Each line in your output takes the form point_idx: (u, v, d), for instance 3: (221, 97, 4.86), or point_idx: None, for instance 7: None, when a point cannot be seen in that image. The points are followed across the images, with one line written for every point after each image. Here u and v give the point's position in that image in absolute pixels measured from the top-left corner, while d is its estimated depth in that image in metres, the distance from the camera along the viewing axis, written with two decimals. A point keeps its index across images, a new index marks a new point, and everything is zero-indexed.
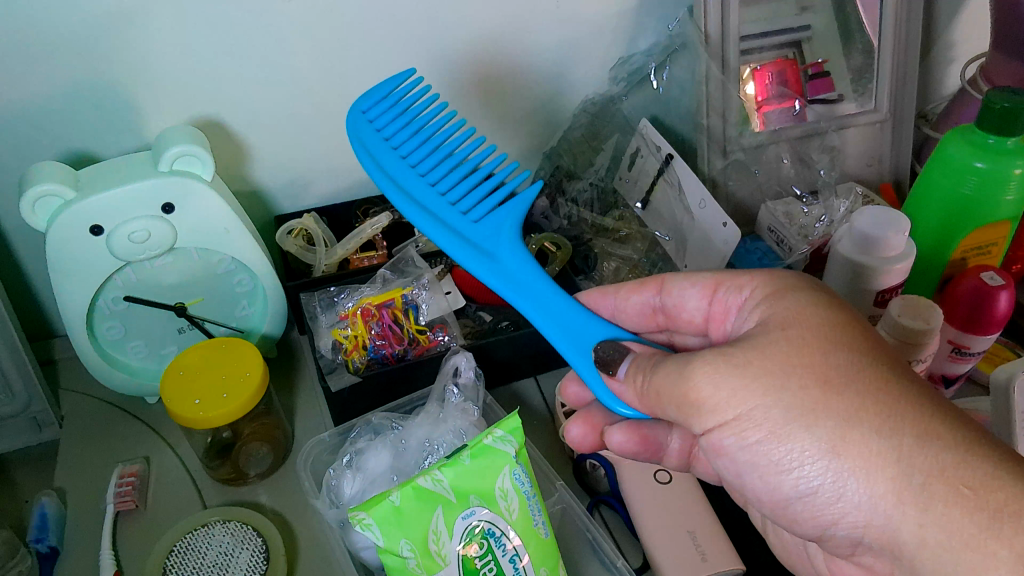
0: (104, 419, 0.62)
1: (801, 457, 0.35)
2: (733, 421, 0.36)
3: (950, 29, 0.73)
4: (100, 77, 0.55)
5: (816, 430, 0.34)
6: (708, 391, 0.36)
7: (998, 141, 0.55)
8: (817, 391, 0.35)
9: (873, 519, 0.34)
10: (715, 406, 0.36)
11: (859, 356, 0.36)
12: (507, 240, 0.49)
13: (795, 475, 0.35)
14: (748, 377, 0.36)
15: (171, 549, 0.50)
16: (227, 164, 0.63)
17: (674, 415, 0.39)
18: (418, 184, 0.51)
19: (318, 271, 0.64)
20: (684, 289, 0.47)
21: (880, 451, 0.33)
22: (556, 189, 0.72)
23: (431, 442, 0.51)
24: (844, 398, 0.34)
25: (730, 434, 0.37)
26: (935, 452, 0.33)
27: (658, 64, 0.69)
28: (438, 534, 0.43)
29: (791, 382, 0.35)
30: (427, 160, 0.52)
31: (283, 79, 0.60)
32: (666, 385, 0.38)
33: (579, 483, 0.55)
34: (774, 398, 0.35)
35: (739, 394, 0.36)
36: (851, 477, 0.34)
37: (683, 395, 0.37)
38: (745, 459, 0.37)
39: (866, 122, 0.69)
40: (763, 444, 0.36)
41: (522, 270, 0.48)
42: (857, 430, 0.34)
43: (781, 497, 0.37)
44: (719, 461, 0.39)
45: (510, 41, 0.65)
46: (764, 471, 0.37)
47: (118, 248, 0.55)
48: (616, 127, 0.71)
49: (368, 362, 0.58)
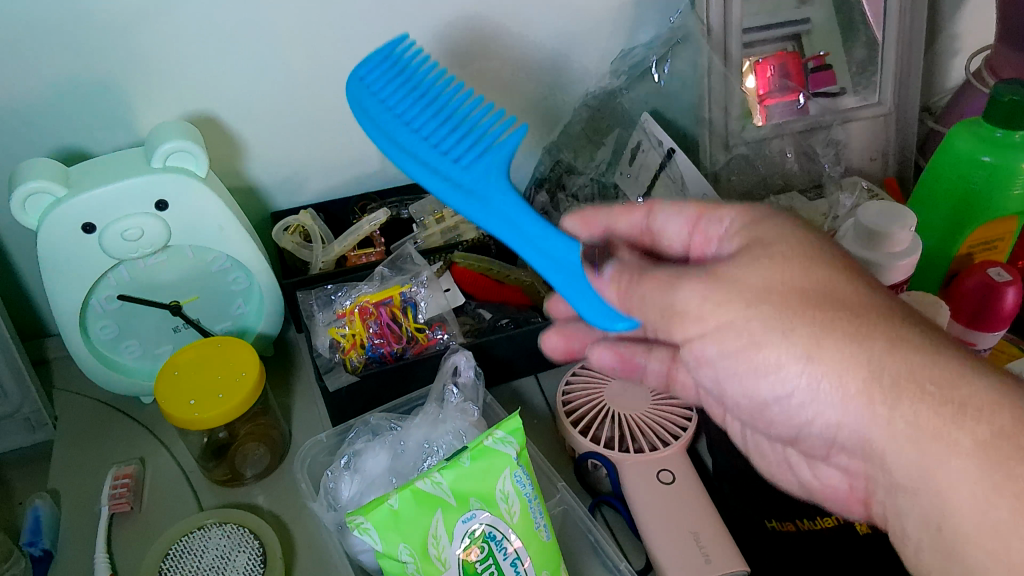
0: (99, 419, 0.61)
1: (776, 359, 0.34)
2: (714, 330, 0.36)
3: (955, 22, 0.72)
4: (89, 72, 0.54)
5: (792, 336, 0.34)
6: (693, 300, 0.36)
7: (1005, 135, 0.54)
8: (796, 301, 0.34)
9: (847, 420, 0.34)
10: (697, 315, 0.36)
11: (847, 279, 0.35)
12: (498, 182, 0.43)
13: (774, 378, 0.35)
14: (731, 292, 0.35)
15: (166, 552, 0.50)
16: (222, 162, 0.62)
17: (655, 321, 0.39)
18: (405, 134, 0.45)
19: (315, 268, 0.64)
20: (666, 217, 0.46)
21: (854, 357, 0.33)
22: (556, 184, 0.69)
23: (430, 445, 0.50)
24: (822, 310, 0.34)
25: (711, 343, 0.37)
26: (908, 357, 0.32)
27: (659, 57, 0.67)
28: (438, 538, 0.42)
29: (769, 293, 0.35)
30: (415, 106, 0.46)
31: (278, 73, 0.59)
32: (653, 293, 0.38)
33: (580, 484, 0.54)
34: (754, 310, 0.35)
35: (722, 305, 0.35)
36: (825, 379, 0.33)
37: (668, 306, 0.37)
38: (724, 365, 0.37)
39: (870, 116, 0.68)
40: (741, 351, 0.36)
41: (514, 209, 0.42)
42: (831, 336, 0.33)
43: (761, 399, 0.37)
44: (701, 369, 0.39)
45: (509, 33, 0.64)
46: (744, 377, 0.37)
47: (110, 246, 0.54)
48: (617, 121, 0.69)
49: (366, 361, 0.57)
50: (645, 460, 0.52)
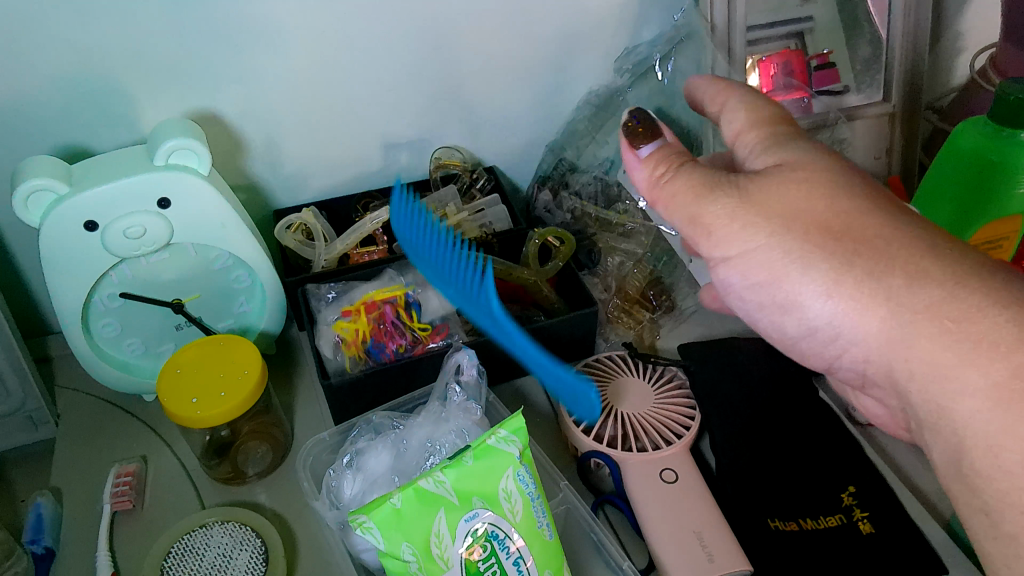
0: (102, 416, 0.61)
1: (801, 291, 0.40)
2: (738, 255, 0.42)
3: (961, 19, 0.71)
4: (93, 70, 0.54)
5: (812, 272, 0.39)
6: (721, 218, 0.41)
7: (1011, 134, 0.53)
8: (817, 237, 0.39)
9: (869, 355, 0.39)
10: (723, 238, 0.42)
11: (868, 215, 0.38)
12: (490, 296, 0.47)
13: (798, 315, 0.42)
14: (760, 219, 0.40)
15: (168, 550, 0.50)
16: (224, 159, 0.62)
17: (682, 226, 0.44)
18: (425, 249, 0.53)
19: (318, 267, 0.63)
20: (729, 107, 0.46)
21: (870, 293, 0.37)
22: (559, 182, 0.71)
23: (433, 443, 0.50)
24: (839, 244, 0.38)
25: (737, 272, 0.43)
26: (924, 295, 0.36)
27: (663, 55, 0.66)
28: (440, 537, 0.42)
29: (796, 226, 0.39)
30: (434, 238, 0.54)
31: (282, 71, 0.59)
32: (679, 198, 0.43)
33: (583, 483, 0.54)
34: (776, 240, 0.40)
35: (748, 231, 0.40)
36: (844, 315, 0.39)
37: (696, 214, 0.42)
38: (752, 293, 0.44)
39: (875, 114, 0.68)
40: (766, 282, 0.42)
41: (490, 318, 0.48)
42: (848, 275, 0.38)
43: (789, 332, 0.44)
44: (733, 297, 0.46)
45: (513, 31, 0.64)
46: (772, 310, 0.44)
47: (112, 244, 0.54)
48: (620, 119, 0.69)
49: (367, 359, 0.57)
50: (646, 459, 0.52)
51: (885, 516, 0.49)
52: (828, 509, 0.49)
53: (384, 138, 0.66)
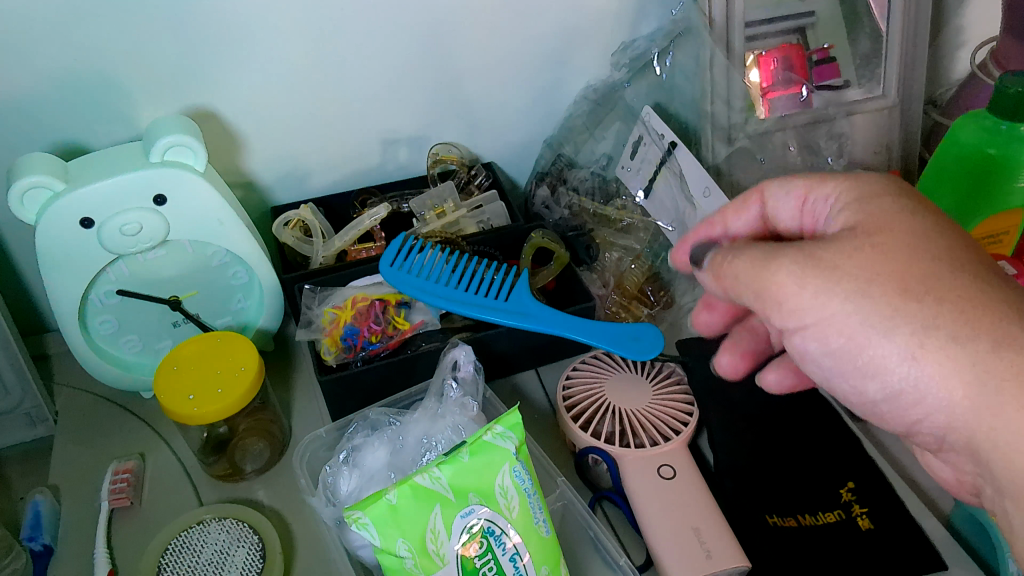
0: (100, 414, 0.61)
1: (879, 354, 0.32)
2: (812, 326, 0.34)
3: (961, 14, 0.71)
4: (88, 67, 0.54)
5: (894, 336, 0.32)
6: (792, 288, 0.34)
7: (1011, 128, 0.53)
8: (896, 298, 0.32)
9: (954, 422, 0.32)
10: (796, 307, 0.34)
11: (945, 269, 0.32)
12: (530, 300, 0.57)
13: (880, 380, 0.33)
14: (834, 279, 0.33)
15: (166, 547, 0.49)
16: (221, 156, 0.62)
17: (749, 303, 0.37)
18: (452, 292, 0.57)
19: (315, 263, 0.63)
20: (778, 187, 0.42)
21: (956, 358, 0.31)
22: (557, 178, 0.71)
23: (430, 439, 0.50)
24: (922, 304, 0.31)
25: (813, 340, 0.35)
26: (1013, 357, 0.30)
27: (662, 50, 0.67)
28: (436, 534, 0.42)
29: (873, 287, 0.32)
30: (450, 273, 0.58)
31: (279, 68, 0.59)
32: (746, 272, 0.36)
33: (580, 479, 0.54)
34: (854, 304, 0.32)
35: (821, 296, 0.33)
36: (929, 382, 0.31)
37: (763, 286, 0.35)
38: (830, 364, 0.35)
39: (875, 108, 0.66)
40: (844, 349, 0.33)
41: (542, 316, 0.56)
42: (933, 337, 0.31)
43: (867, 397, 0.34)
44: (806, 366, 0.37)
45: (510, 27, 0.63)
46: (852, 376, 0.34)
47: (108, 241, 0.53)
48: (619, 114, 0.70)
49: (343, 357, 0.57)
50: (644, 455, 0.51)
51: (884, 512, 0.49)
52: (827, 505, 0.49)
53: (382, 134, 0.66)
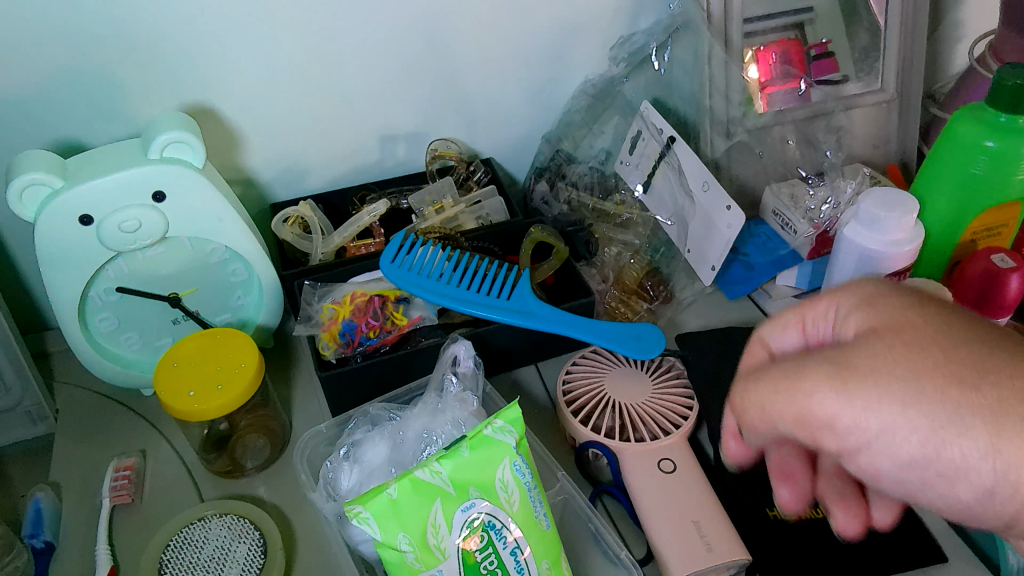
0: (100, 412, 0.61)
1: (949, 449, 0.27)
2: (877, 441, 0.29)
3: (959, 7, 0.71)
4: (86, 64, 0.54)
5: (966, 431, 0.27)
6: (838, 405, 0.29)
7: (1010, 120, 0.53)
8: (951, 390, 0.27)
9: None
10: (851, 427, 0.29)
11: (977, 342, 0.29)
12: (533, 298, 0.57)
13: (963, 481, 0.27)
14: (882, 388, 0.29)
15: (167, 543, 0.50)
16: (220, 153, 0.62)
17: (790, 431, 0.32)
18: (453, 289, 0.57)
19: (315, 259, 0.63)
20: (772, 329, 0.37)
21: None
22: (556, 173, 0.71)
23: (430, 434, 0.50)
24: (980, 390, 0.27)
25: (883, 456, 0.29)
26: None
27: (659, 45, 0.66)
28: (437, 527, 0.42)
29: (923, 383, 0.28)
30: (451, 269, 0.59)
31: (276, 64, 0.59)
32: (772, 399, 0.32)
33: (581, 473, 0.54)
34: (912, 404, 0.28)
35: (876, 405, 0.28)
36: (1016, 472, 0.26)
37: (800, 410, 0.31)
38: (906, 479, 0.29)
39: (872, 103, 0.67)
40: (918, 457, 0.28)
41: (545, 313, 0.57)
42: (1008, 421, 0.26)
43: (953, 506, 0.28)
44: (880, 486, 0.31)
45: (507, 23, 0.63)
46: (931, 484, 0.28)
47: (107, 238, 0.53)
48: (617, 109, 0.69)
49: (339, 350, 0.57)
50: (644, 449, 0.51)
51: None
52: None
53: (381, 130, 0.66)
